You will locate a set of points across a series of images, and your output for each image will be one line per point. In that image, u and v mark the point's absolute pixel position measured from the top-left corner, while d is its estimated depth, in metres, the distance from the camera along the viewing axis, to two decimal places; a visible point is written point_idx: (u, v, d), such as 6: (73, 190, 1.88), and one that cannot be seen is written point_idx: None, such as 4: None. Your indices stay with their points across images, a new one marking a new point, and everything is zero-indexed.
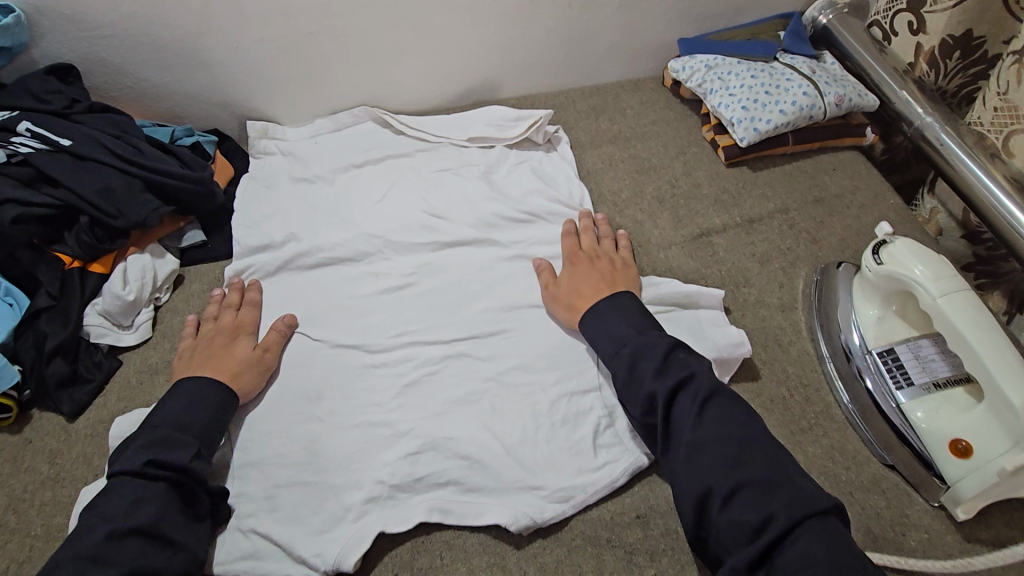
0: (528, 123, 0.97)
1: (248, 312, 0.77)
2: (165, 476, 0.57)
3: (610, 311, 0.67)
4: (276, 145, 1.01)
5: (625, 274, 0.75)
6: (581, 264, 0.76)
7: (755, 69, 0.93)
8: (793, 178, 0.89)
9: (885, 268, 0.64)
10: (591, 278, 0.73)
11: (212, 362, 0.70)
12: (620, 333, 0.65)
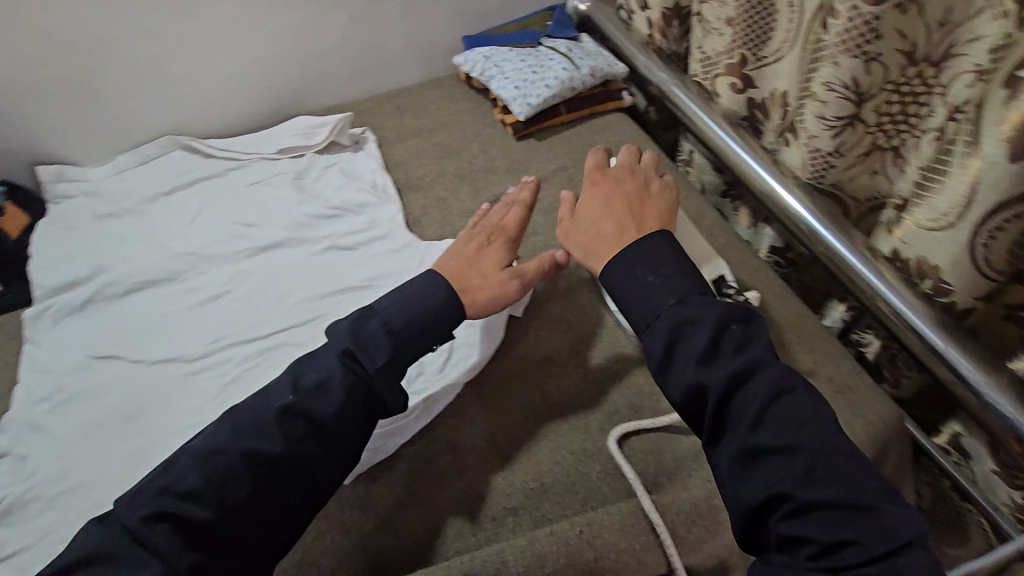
0: (328, 129, 1.03)
1: (513, 216, 0.73)
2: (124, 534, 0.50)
3: (644, 255, 0.58)
4: (76, 186, 0.99)
5: (663, 205, 0.66)
6: (604, 184, 0.67)
7: (522, 55, 1.07)
8: (569, 142, 1.04)
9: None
10: (606, 219, 0.64)
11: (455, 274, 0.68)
12: (660, 298, 0.55)
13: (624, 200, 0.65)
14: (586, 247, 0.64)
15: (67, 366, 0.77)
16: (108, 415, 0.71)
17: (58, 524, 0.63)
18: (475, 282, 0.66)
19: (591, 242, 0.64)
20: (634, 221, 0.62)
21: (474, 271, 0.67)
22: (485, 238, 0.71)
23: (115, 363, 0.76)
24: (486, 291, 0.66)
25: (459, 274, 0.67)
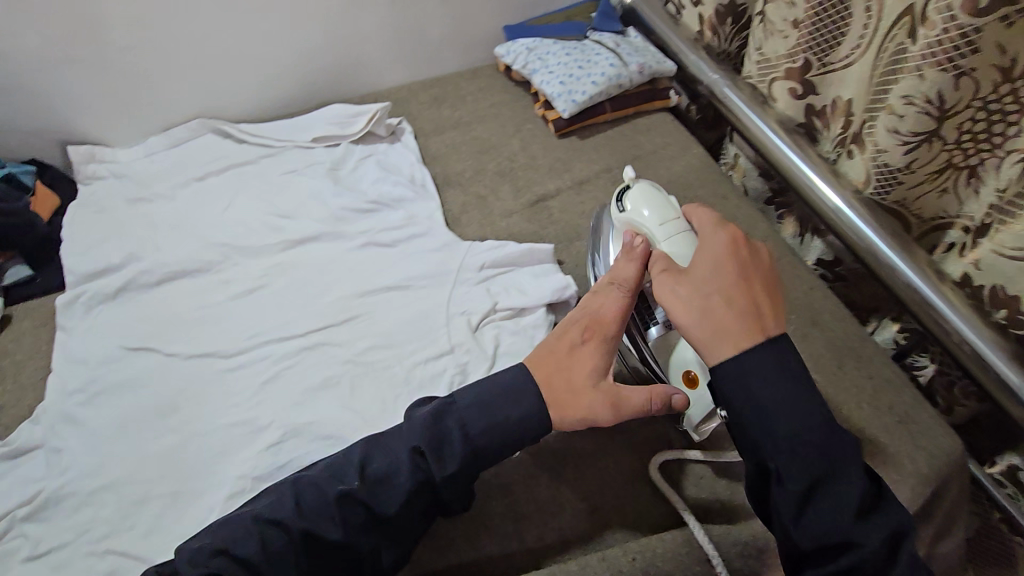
0: (366, 117, 1.00)
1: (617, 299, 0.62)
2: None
3: (774, 369, 0.49)
4: (107, 167, 0.97)
5: (767, 272, 0.55)
6: (740, 265, 0.54)
7: (568, 47, 1.02)
8: (614, 141, 1.00)
9: (628, 216, 0.67)
10: (728, 296, 0.52)
11: (541, 372, 0.59)
12: (806, 430, 0.48)
13: (741, 272, 0.53)
14: (701, 319, 0.51)
15: (100, 355, 0.75)
16: (143, 411, 0.70)
17: (96, 522, 0.62)
18: (570, 399, 0.58)
19: (709, 329, 0.51)
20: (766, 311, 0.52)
21: (564, 386, 0.59)
22: (579, 335, 0.61)
23: (149, 355, 0.75)
24: (586, 405, 0.58)
25: (555, 389, 0.59)
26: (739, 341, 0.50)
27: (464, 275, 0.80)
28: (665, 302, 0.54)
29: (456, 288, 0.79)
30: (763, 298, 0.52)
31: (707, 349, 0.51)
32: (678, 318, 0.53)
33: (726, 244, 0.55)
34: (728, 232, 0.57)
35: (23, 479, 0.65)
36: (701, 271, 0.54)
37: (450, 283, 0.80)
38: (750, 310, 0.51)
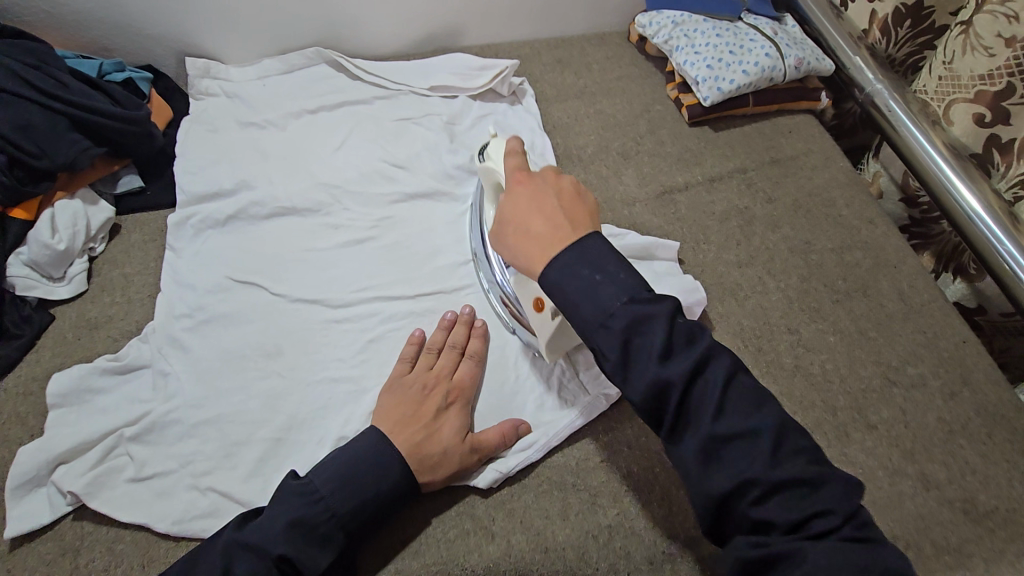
0: (492, 73, 0.94)
1: (455, 364, 0.65)
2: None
3: (592, 258, 0.49)
4: (219, 85, 0.93)
5: (572, 201, 0.54)
6: (532, 188, 0.55)
7: (720, 27, 0.93)
8: (751, 138, 0.92)
9: (488, 163, 0.69)
10: (536, 218, 0.52)
11: (404, 430, 0.58)
12: (610, 298, 0.47)
13: (531, 206, 0.54)
14: (516, 248, 0.52)
15: (209, 282, 0.73)
16: (249, 348, 0.69)
17: (199, 456, 0.62)
18: (435, 457, 0.57)
19: (524, 251, 0.52)
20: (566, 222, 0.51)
21: (421, 433, 0.58)
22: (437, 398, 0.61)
23: (256, 292, 0.73)
24: (438, 462, 0.57)
25: (419, 444, 0.57)
26: (548, 250, 0.50)
27: None
28: (497, 248, 0.56)
29: None
30: (563, 217, 0.52)
31: (528, 266, 0.52)
32: (501, 250, 0.55)
33: (517, 193, 0.55)
34: (521, 178, 0.57)
35: (133, 397, 0.65)
36: (507, 210, 0.55)
37: None
38: (557, 226, 0.51)
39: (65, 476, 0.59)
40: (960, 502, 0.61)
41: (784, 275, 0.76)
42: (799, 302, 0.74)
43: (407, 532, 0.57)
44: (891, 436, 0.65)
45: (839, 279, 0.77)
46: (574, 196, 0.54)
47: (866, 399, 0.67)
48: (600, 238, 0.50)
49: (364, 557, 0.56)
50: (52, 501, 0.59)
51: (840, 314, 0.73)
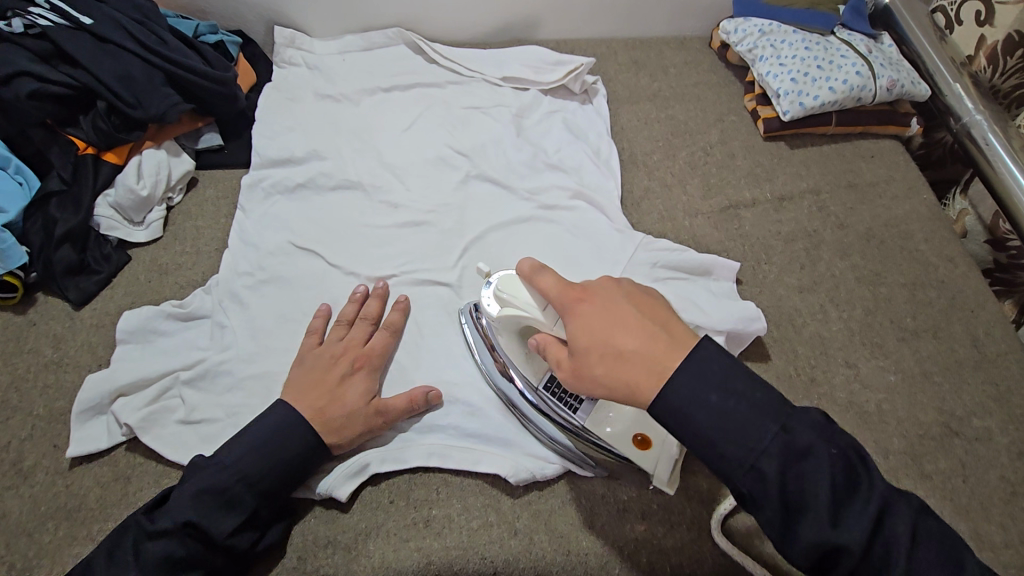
0: (566, 69, 0.93)
1: (379, 336, 0.66)
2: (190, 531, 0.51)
3: (706, 378, 0.44)
4: (302, 55, 0.96)
5: (645, 309, 0.49)
6: (592, 301, 0.50)
7: (809, 41, 0.89)
8: (829, 160, 0.87)
9: (507, 308, 0.58)
10: (628, 340, 0.46)
11: (316, 394, 0.59)
12: (729, 427, 0.43)
13: (608, 332, 0.47)
14: (608, 383, 0.46)
15: (271, 246, 0.76)
16: (302, 313, 0.71)
17: (243, 410, 0.64)
18: (334, 421, 0.58)
19: (628, 383, 0.46)
20: (661, 324, 0.47)
21: (323, 392, 0.59)
22: (346, 364, 0.62)
23: (313, 260, 0.76)
24: (340, 426, 0.58)
25: (322, 410, 0.58)
26: (659, 371, 0.45)
27: (634, 269, 0.75)
28: (575, 385, 0.50)
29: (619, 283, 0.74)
30: (653, 319, 0.48)
31: (636, 394, 0.45)
32: (590, 382, 0.48)
33: (593, 344, 0.47)
34: (580, 296, 0.51)
35: (191, 343, 0.69)
36: (580, 340, 0.48)
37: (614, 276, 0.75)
38: (653, 333, 0.46)
39: (124, 409, 0.63)
40: (1017, 569, 0.57)
41: (848, 305, 0.73)
42: (861, 335, 0.70)
43: (431, 513, 0.58)
44: (946, 488, 0.61)
45: (908, 316, 0.72)
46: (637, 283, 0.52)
47: (923, 446, 0.63)
48: (709, 346, 0.45)
49: (390, 531, 0.57)
50: (110, 430, 0.62)
51: (904, 353, 0.69)
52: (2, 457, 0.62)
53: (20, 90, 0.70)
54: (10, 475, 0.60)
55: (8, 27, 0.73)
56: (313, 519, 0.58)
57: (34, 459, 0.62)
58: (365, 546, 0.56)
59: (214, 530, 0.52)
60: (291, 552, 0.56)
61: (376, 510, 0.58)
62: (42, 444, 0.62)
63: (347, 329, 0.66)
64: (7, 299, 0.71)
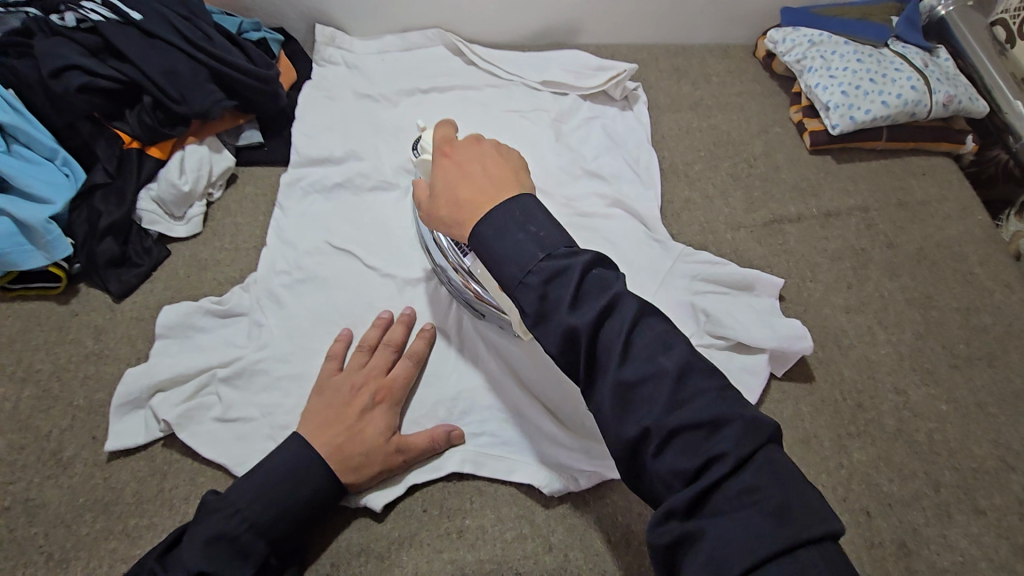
0: (608, 75, 0.92)
1: (401, 365, 0.63)
2: (228, 543, 0.50)
3: (510, 219, 0.48)
4: (342, 55, 0.96)
5: (500, 163, 0.54)
6: (455, 157, 0.55)
7: (862, 52, 0.86)
8: (878, 176, 0.85)
9: (425, 158, 0.67)
10: (468, 185, 0.52)
11: (332, 427, 0.57)
12: (530, 252, 0.46)
13: (465, 169, 0.54)
14: (444, 217, 0.53)
15: (308, 245, 0.76)
16: (337, 314, 0.71)
17: (278, 409, 0.64)
18: (351, 455, 0.56)
19: (451, 209, 0.52)
20: (506, 180, 0.52)
21: (341, 430, 0.57)
22: (368, 397, 0.60)
23: (349, 260, 0.75)
24: (357, 463, 0.56)
25: (340, 445, 0.56)
26: (473, 212, 0.50)
27: (675, 281, 0.73)
28: (429, 222, 0.55)
29: (660, 295, 0.72)
30: (496, 172, 0.53)
31: (457, 227, 0.51)
32: (430, 217, 0.55)
33: (450, 184, 0.53)
34: (447, 150, 0.57)
35: (228, 341, 0.69)
36: (440, 187, 0.54)
37: (655, 288, 0.73)
38: (486, 190, 0.51)
39: (162, 404, 0.63)
40: None
41: (897, 328, 0.71)
42: (911, 361, 0.68)
43: (464, 523, 0.57)
44: (1002, 525, 0.59)
45: (960, 343, 0.70)
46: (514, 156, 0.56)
47: (976, 480, 0.61)
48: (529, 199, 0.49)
49: (422, 541, 0.56)
50: (147, 425, 0.63)
51: (957, 381, 0.67)
52: (43, 446, 0.62)
53: (70, 83, 0.71)
54: (50, 465, 0.61)
55: (61, 21, 0.74)
56: (346, 524, 0.57)
57: (73, 450, 0.62)
58: (398, 556, 0.56)
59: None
60: (324, 557, 0.56)
61: (409, 518, 0.57)
62: (81, 435, 0.63)
63: (368, 357, 0.63)
64: (50, 288, 0.72)
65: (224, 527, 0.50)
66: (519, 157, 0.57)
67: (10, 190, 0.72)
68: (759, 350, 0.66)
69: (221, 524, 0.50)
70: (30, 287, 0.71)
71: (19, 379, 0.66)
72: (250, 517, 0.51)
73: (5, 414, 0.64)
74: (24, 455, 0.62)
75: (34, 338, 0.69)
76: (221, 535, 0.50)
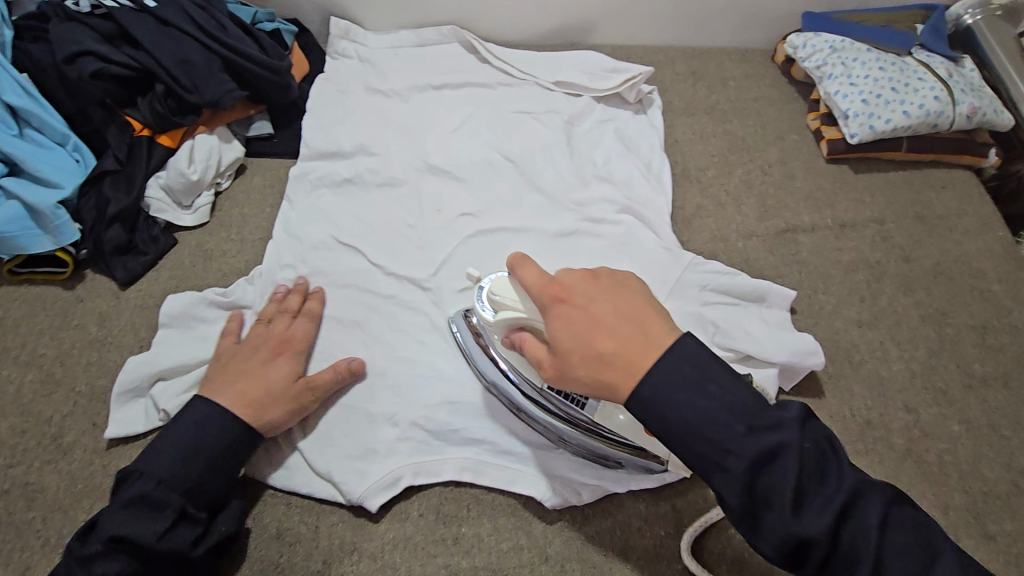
0: (623, 77, 0.90)
1: (301, 326, 0.66)
2: (147, 504, 0.51)
3: (679, 376, 0.42)
4: (355, 48, 0.95)
5: (629, 300, 0.47)
6: (573, 303, 0.47)
7: (884, 60, 0.84)
8: (896, 187, 0.83)
9: (503, 311, 0.54)
10: (607, 336, 0.44)
11: (240, 380, 0.59)
12: (723, 429, 0.40)
13: (596, 318, 0.46)
14: (589, 379, 0.45)
15: (314, 240, 0.76)
16: (341, 312, 0.70)
17: None
18: (251, 397, 0.58)
19: (608, 373, 0.44)
20: (655, 322, 0.45)
21: (243, 380, 0.59)
22: (269, 352, 0.62)
23: (355, 257, 0.75)
24: (259, 404, 0.58)
25: (240, 390, 0.58)
26: (631, 370, 0.43)
27: (684, 291, 0.72)
28: (559, 382, 0.48)
29: (667, 304, 0.71)
30: (637, 314, 0.45)
31: (612, 388, 0.43)
32: (572, 382, 0.46)
33: (590, 340, 0.45)
34: (561, 294, 0.48)
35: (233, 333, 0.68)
36: (566, 342, 0.46)
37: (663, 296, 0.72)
38: (634, 335, 0.44)
39: (162, 393, 0.63)
40: None
41: (910, 345, 0.69)
42: (923, 379, 0.67)
43: (460, 530, 0.58)
44: (1011, 552, 0.57)
45: (975, 361, 0.68)
46: (627, 276, 0.50)
47: (987, 504, 0.60)
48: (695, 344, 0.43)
49: (417, 544, 0.57)
50: (147, 413, 0.63)
51: (970, 402, 0.65)
52: (44, 431, 0.63)
53: (84, 69, 0.71)
54: (50, 449, 0.61)
55: (77, 7, 0.74)
56: (342, 523, 0.58)
57: (74, 435, 0.62)
58: (392, 556, 0.56)
59: (142, 536, 0.49)
60: (319, 554, 0.56)
61: (405, 521, 0.58)
62: (82, 421, 0.63)
63: (268, 324, 0.66)
64: (57, 273, 0.72)
65: (133, 488, 0.51)
66: (637, 280, 0.50)
67: (22, 174, 0.72)
68: (768, 363, 0.65)
69: (132, 489, 0.52)
70: (37, 271, 0.72)
71: (22, 363, 0.67)
72: (156, 478, 0.52)
73: (9, 397, 0.64)
74: (25, 439, 0.62)
75: (39, 322, 0.70)
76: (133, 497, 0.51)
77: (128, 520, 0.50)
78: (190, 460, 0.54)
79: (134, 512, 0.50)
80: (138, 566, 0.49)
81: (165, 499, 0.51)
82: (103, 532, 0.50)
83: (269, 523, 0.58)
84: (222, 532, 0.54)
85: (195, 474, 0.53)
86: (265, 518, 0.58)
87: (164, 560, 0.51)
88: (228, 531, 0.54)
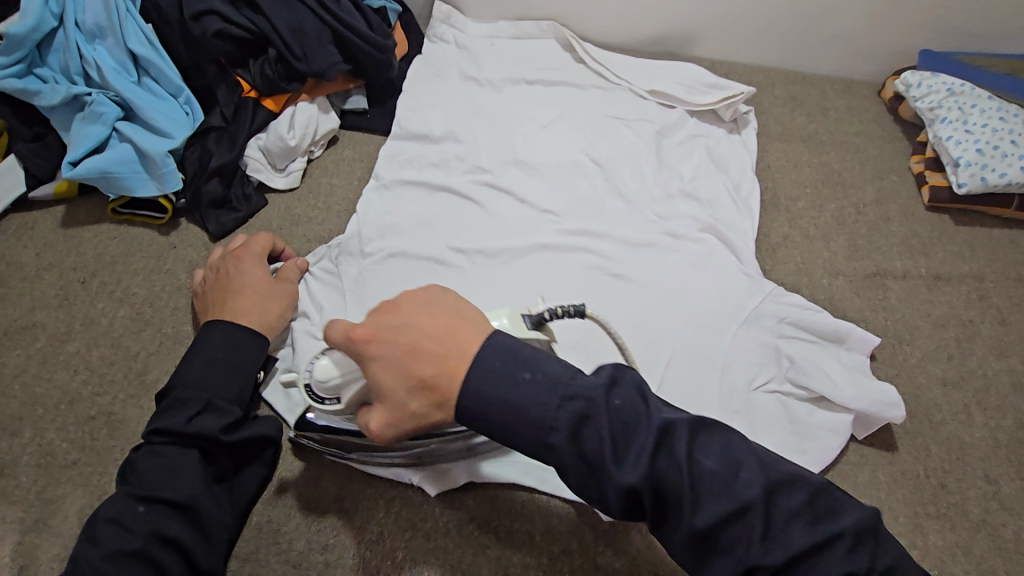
0: (721, 94, 0.88)
1: (261, 242, 0.69)
2: (187, 403, 0.55)
3: (497, 374, 0.42)
4: (453, 34, 0.96)
5: (431, 312, 0.45)
6: (381, 344, 0.45)
7: (1007, 110, 0.81)
8: (999, 245, 0.78)
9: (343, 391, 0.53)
10: (416, 366, 0.43)
11: (229, 301, 0.62)
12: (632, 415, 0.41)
13: (411, 344, 0.44)
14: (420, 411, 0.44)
15: (400, 217, 0.77)
16: None
17: None
18: (250, 307, 0.62)
19: (430, 397, 0.43)
20: (421, 361, 0.43)
21: (229, 296, 0.62)
22: (231, 265, 0.65)
23: (442, 244, 0.75)
24: (260, 311, 0.62)
25: (234, 308, 0.61)
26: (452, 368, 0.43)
27: (762, 320, 0.70)
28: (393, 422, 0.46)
29: (742, 332, 0.69)
30: (421, 355, 0.44)
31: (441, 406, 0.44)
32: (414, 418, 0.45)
33: (411, 372, 0.44)
34: (364, 336, 0.46)
35: (325, 301, 0.70)
36: (390, 386, 0.45)
37: (740, 322, 0.70)
38: (444, 355, 0.43)
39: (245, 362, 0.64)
40: None
41: (998, 413, 0.66)
42: (1008, 451, 0.64)
43: (514, 525, 0.58)
44: None
45: None
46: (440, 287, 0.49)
47: None
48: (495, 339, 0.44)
49: (471, 532, 0.58)
50: None
51: None
52: (131, 366, 0.66)
53: (208, 27, 0.74)
54: (136, 385, 0.65)
55: None
56: (400, 498, 0.59)
57: (157, 374, 0.66)
58: (445, 540, 0.57)
59: (177, 425, 0.53)
60: (375, 524, 0.58)
61: (461, 507, 0.59)
62: (166, 363, 0.66)
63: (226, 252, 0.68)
64: (155, 217, 0.75)
65: (170, 391, 0.56)
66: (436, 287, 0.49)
67: (136, 119, 0.76)
68: (845, 408, 0.63)
69: (170, 396, 0.55)
70: (137, 214, 0.75)
71: (116, 299, 0.70)
72: (190, 379, 0.56)
73: (102, 328, 0.68)
74: (114, 371, 0.65)
75: (134, 262, 0.73)
76: (172, 402, 0.55)
77: (168, 416, 0.54)
78: (217, 366, 0.57)
79: (171, 409, 0.55)
80: (178, 451, 0.53)
81: (193, 396, 0.55)
82: (146, 429, 0.54)
83: (329, 487, 0.60)
84: (253, 431, 0.57)
85: (221, 377, 0.57)
86: (325, 481, 0.60)
87: (202, 449, 0.54)
88: (256, 429, 0.57)
